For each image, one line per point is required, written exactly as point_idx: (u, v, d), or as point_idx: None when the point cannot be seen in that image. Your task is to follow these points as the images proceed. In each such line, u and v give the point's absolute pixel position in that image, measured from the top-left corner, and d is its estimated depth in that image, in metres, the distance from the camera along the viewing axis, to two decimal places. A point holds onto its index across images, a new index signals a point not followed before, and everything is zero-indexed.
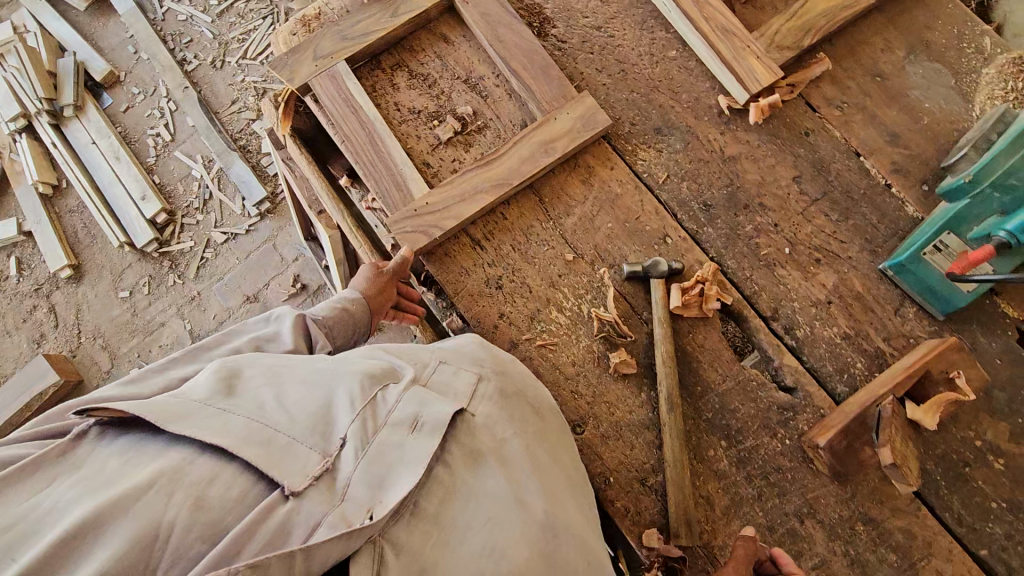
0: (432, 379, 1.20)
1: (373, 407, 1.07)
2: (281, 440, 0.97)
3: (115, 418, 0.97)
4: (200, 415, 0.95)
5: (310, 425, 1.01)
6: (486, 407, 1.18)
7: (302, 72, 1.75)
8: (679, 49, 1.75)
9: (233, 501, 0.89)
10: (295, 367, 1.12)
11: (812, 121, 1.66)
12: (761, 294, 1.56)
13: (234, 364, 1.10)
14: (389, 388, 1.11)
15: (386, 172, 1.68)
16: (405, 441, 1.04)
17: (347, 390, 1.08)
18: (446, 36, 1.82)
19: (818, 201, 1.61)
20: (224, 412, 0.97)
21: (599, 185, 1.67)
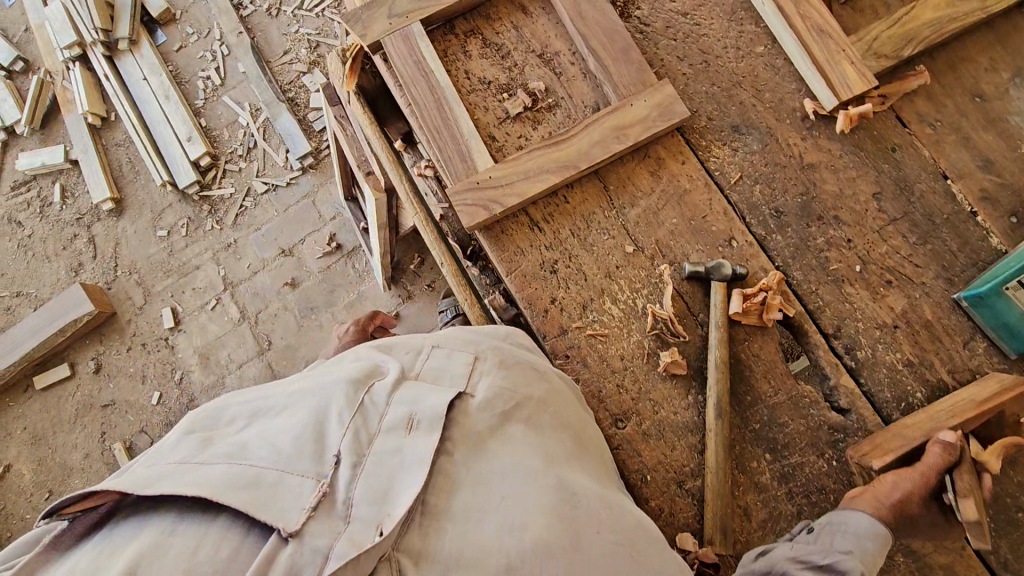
0: (423, 370, 1.19)
1: (363, 417, 1.04)
2: (270, 476, 0.93)
3: (84, 523, 0.90)
4: (176, 473, 0.92)
5: (299, 453, 0.98)
6: (484, 383, 1.17)
7: (375, 29, 1.69)
8: (768, 46, 1.66)
9: (228, 558, 0.84)
10: (273, 399, 1.10)
11: (900, 137, 1.58)
12: (825, 310, 1.53)
13: (208, 417, 1.07)
14: (374, 391, 1.09)
15: (449, 140, 1.62)
16: (403, 443, 1.02)
17: (334, 402, 1.05)
18: (525, 6, 1.75)
19: (897, 221, 1.55)
20: (201, 464, 0.94)
21: (668, 179, 1.61)
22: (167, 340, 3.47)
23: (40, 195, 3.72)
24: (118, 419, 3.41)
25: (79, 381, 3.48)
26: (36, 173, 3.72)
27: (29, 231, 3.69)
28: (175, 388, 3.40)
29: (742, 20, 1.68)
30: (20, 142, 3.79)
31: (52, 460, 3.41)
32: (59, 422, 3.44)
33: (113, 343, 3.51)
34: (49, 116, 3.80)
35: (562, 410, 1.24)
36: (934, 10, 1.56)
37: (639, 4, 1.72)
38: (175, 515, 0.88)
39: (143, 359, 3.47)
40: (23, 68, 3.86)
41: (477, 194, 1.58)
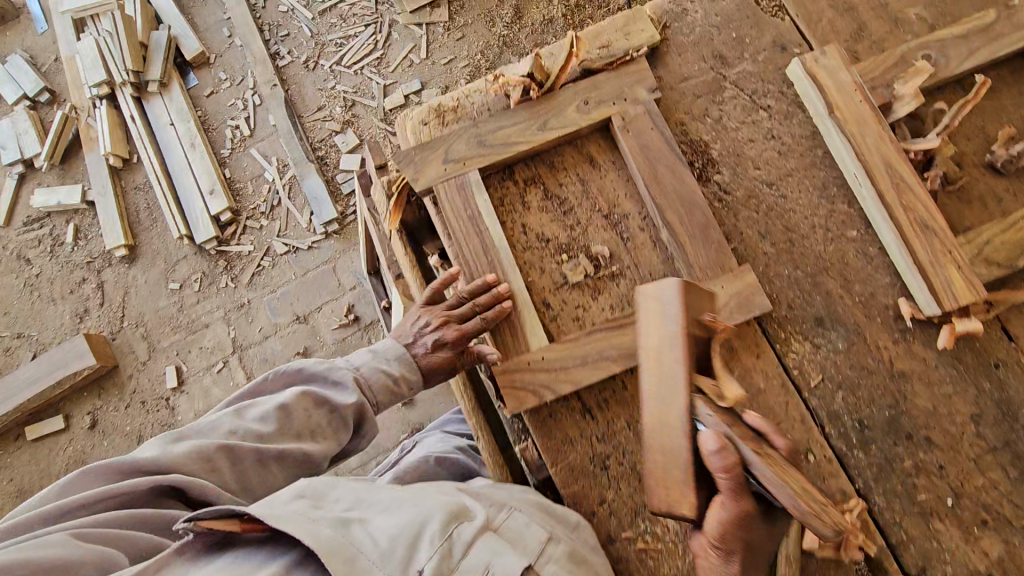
0: (503, 524, 1.34)
1: (451, 545, 1.22)
2: (365, 564, 1.16)
3: (214, 538, 1.21)
4: (298, 524, 1.17)
5: (393, 552, 1.19)
6: (551, 570, 1.27)
7: (428, 173, 1.55)
8: (860, 230, 1.51)
9: None
10: (376, 493, 1.33)
11: (1006, 352, 1.41)
12: (909, 546, 1.35)
13: (321, 486, 1.31)
14: (466, 526, 1.27)
15: (500, 311, 1.48)
16: None
17: (433, 521, 1.24)
18: (594, 156, 1.60)
19: (997, 450, 1.38)
20: (317, 523, 1.19)
21: (740, 374, 1.44)
22: (167, 400, 3.31)
23: (52, 233, 3.59)
24: None
25: (72, 435, 3.32)
26: (51, 210, 3.59)
27: (37, 270, 3.56)
28: None
29: (832, 197, 1.53)
30: (38, 176, 3.67)
31: None
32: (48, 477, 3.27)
33: (111, 398, 3.35)
34: (70, 151, 3.68)
35: None
36: None
37: (718, 167, 1.57)
38: (292, 560, 1.17)
39: (140, 418, 3.30)
40: (48, 99, 3.75)
41: (527, 376, 1.43)
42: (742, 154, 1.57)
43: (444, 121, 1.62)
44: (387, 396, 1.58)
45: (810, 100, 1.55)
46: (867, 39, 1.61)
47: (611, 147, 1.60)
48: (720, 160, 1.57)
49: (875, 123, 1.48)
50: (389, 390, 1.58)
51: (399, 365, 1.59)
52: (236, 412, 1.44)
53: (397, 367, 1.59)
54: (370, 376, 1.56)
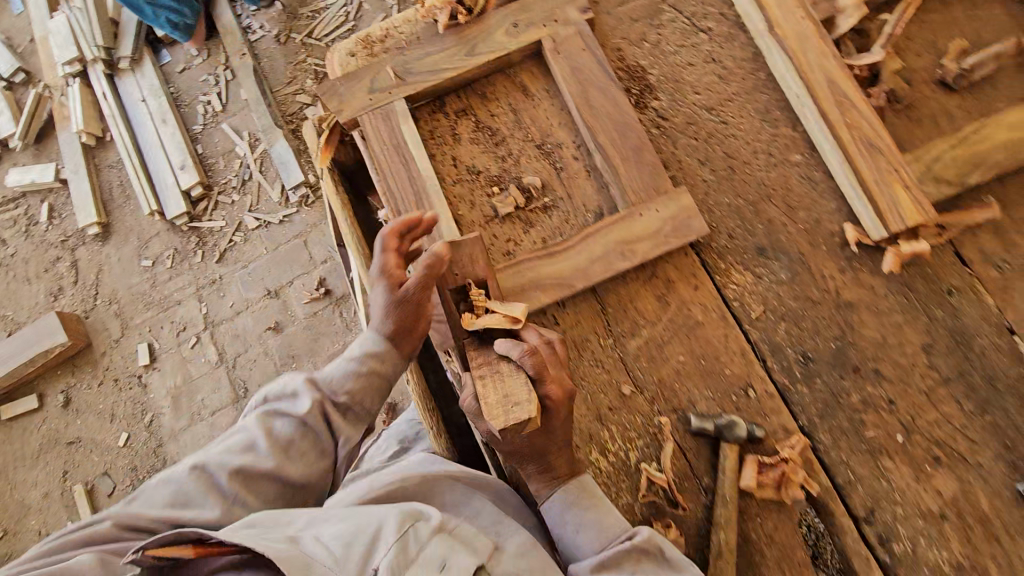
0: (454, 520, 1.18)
1: (405, 543, 1.08)
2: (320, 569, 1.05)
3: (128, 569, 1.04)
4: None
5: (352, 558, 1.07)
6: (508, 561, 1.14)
7: (353, 104, 1.49)
8: (805, 153, 1.42)
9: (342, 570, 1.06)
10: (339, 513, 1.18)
11: (959, 278, 1.32)
12: (857, 485, 1.25)
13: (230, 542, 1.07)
14: (421, 524, 1.13)
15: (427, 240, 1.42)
16: None
17: (387, 522, 1.12)
18: (527, 85, 1.53)
19: (951, 382, 1.28)
20: (269, 542, 1.08)
21: (676, 307, 1.37)
22: (139, 378, 3.29)
23: (28, 212, 3.59)
24: (81, 457, 3.23)
25: (46, 414, 3.31)
26: (26, 189, 3.59)
27: (13, 250, 3.57)
28: (143, 430, 3.21)
29: (776, 121, 1.44)
30: (13, 156, 3.67)
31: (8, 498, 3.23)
32: (21, 455, 3.27)
33: (84, 376, 3.33)
34: (45, 131, 3.69)
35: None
36: (1008, 131, 1.32)
37: (657, 93, 1.49)
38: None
39: (113, 396, 3.29)
40: (24, 79, 3.74)
41: None
42: (682, 79, 1.49)
43: (372, 52, 1.56)
44: (377, 393, 1.36)
45: (752, 21, 1.46)
46: None
47: (545, 75, 1.52)
48: (658, 86, 1.49)
49: (819, 38, 1.40)
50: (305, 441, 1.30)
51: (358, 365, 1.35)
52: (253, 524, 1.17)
53: (382, 345, 1.36)
54: (349, 380, 1.34)
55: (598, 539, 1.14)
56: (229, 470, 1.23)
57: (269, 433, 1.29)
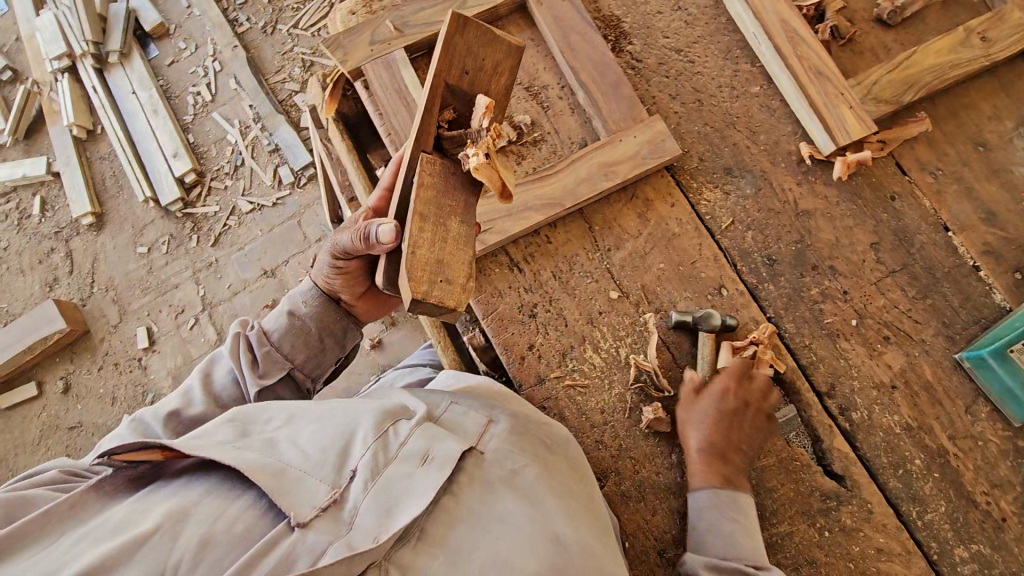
0: (443, 417, 1.27)
1: (385, 441, 1.13)
2: (292, 473, 1.06)
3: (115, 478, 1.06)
4: (292, 475, 1.06)
5: (325, 459, 1.10)
6: (492, 444, 1.21)
7: (356, 55, 1.64)
8: (763, 86, 1.61)
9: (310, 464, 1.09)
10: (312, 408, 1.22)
11: (898, 185, 1.51)
12: (819, 365, 1.43)
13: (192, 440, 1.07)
14: (400, 423, 1.18)
15: None
16: (415, 471, 1.09)
17: (363, 424, 1.15)
18: (514, 36, 1.69)
19: (896, 273, 1.47)
20: (242, 449, 1.08)
21: (656, 222, 1.53)
22: (139, 361, 3.35)
23: (19, 206, 3.64)
24: (83, 442, 3.28)
25: (45, 401, 3.35)
26: (17, 183, 3.64)
27: (5, 243, 3.60)
28: None
29: (736, 58, 1.63)
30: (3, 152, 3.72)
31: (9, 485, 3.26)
32: (22, 443, 3.31)
33: (83, 362, 3.39)
34: (35, 126, 3.74)
35: (569, 466, 1.28)
36: (934, 56, 1.52)
37: (631, 39, 1.67)
38: (214, 482, 1.05)
39: (113, 379, 3.34)
40: (11, 77, 3.79)
41: None
42: (652, 26, 1.67)
43: (372, 10, 1.71)
44: (304, 339, 1.47)
45: None
46: None
47: (530, 26, 1.69)
48: (631, 33, 1.67)
49: None
50: (272, 350, 1.43)
51: (316, 308, 1.48)
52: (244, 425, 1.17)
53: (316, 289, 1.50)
54: (279, 334, 1.45)
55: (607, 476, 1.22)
56: (198, 377, 1.41)
57: (207, 383, 1.39)
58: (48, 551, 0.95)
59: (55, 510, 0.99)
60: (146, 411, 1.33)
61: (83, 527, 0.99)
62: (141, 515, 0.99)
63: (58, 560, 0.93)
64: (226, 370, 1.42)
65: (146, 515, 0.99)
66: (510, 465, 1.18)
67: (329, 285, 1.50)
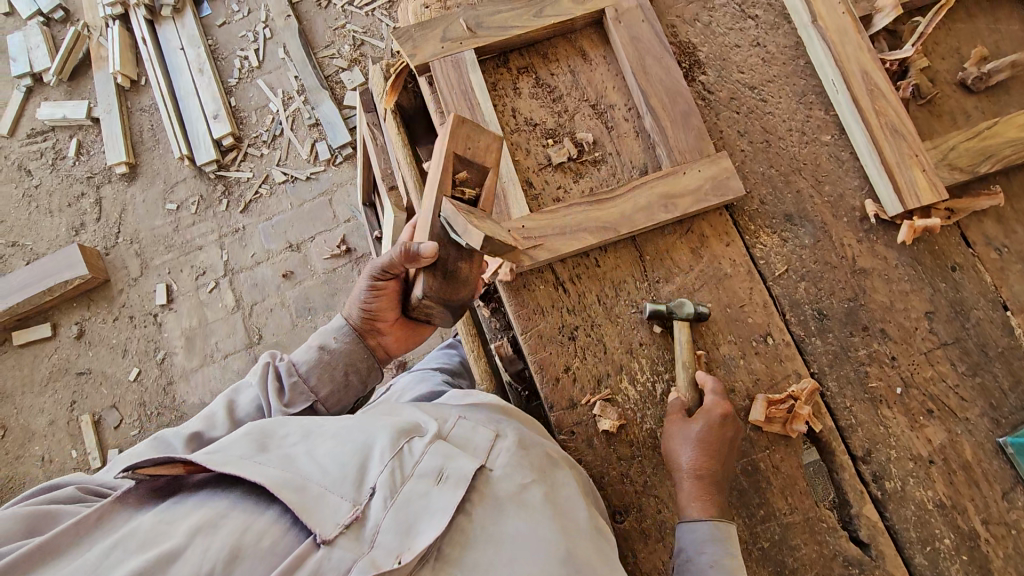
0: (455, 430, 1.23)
1: (402, 457, 1.10)
2: (314, 489, 1.03)
3: (141, 487, 1.03)
4: (312, 490, 1.02)
5: (345, 474, 1.06)
6: (507, 458, 1.18)
7: (426, 50, 1.60)
8: (835, 135, 1.57)
9: (330, 479, 1.05)
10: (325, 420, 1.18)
11: (962, 256, 1.48)
12: (856, 429, 1.40)
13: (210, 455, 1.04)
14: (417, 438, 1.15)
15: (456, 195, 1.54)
16: (432, 489, 1.07)
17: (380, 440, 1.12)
18: (586, 50, 1.65)
19: (948, 346, 1.43)
20: (261, 463, 1.04)
21: (708, 260, 1.50)
22: (155, 316, 3.36)
23: (55, 146, 3.64)
24: (92, 389, 3.30)
25: (59, 344, 3.37)
26: (55, 124, 3.63)
27: (37, 182, 3.61)
28: (155, 367, 3.29)
29: (811, 103, 1.59)
30: (45, 91, 3.71)
31: (13, 421, 3.28)
32: (32, 382, 3.33)
33: (99, 310, 3.40)
34: (80, 69, 3.73)
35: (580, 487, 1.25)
36: (1017, 130, 1.47)
37: (705, 69, 1.63)
38: (245, 498, 1.01)
39: (127, 331, 3.35)
40: (62, 17, 3.77)
41: None
42: (729, 59, 1.63)
43: (445, 6, 1.67)
44: (331, 374, 1.45)
45: (796, 11, 1.60)
46: None
47: (604, 43, 1.66)
48: (707, 62, 1.63)
49: (856, 33, 1.54)
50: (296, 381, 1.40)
51: (348, 344, 1.48)
52: (260, 434, 1.13)
53: (346, 327, 1.49)
54: (307, 367, 1.44)
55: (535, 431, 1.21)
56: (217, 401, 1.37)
57: (231, 411, 1.35)
58: (68, 565, 0.91)
59: (83, 522, 0.96)
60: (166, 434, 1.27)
61: (110, 536, 0.95)
62: (168, 527, 0.95)
63: (87, 573, 0.89)
64: (251, 399, 1.39)
65: (172, 528, 0.94)
66: (525, 482, 1.14)
67: (364, 314, 1.48)
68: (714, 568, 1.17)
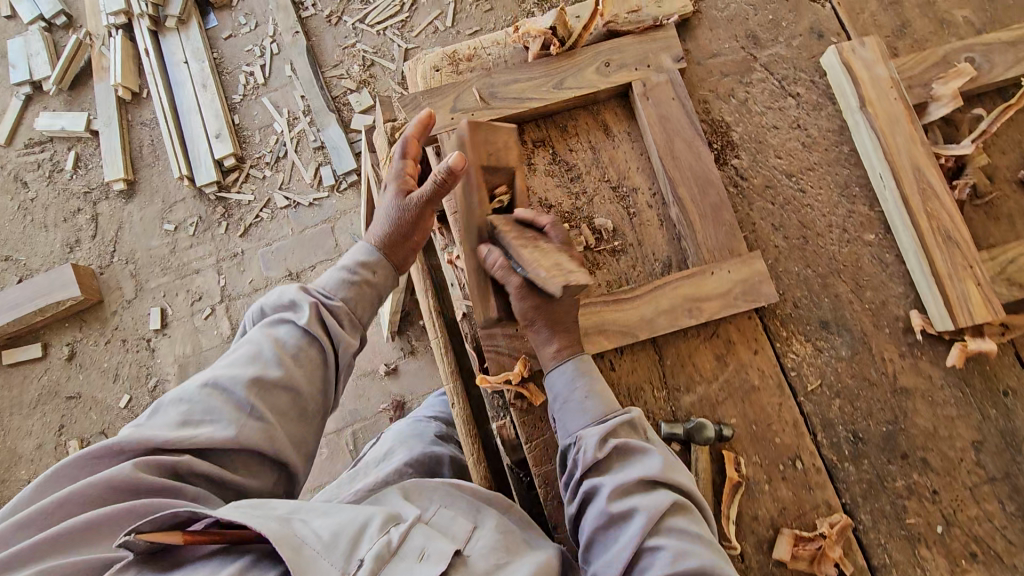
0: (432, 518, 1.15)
1: (397, 536, 1.03)
2: (308, 552, 0.95)
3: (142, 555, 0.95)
4: (306, 556, 0.94)
5: (339, 544, 0.99)
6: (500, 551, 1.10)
7: (434, 120, 1.47)
8: (878, 234, 1.43)
9: (322, 543, 0.98)
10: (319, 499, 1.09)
11: (1015, 379, 1.34)
12: (891, 571, 1.26)
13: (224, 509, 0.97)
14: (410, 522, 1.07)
15: None
16: (417, 568, 0.99)
17: (377, 516, 1.05)
18: (609, 125, 1.52)
19: (995, 482, 1.30)
20: (263, 517, 0.97)
21: (734, 369, 1.37)
22: (148, 341, 3.25)
23: (52, 158, 3.52)
24: (80, 414, 3.20)
25: (49, 364, 3.27)
26: (54, 135, 3.52)
27: (33, 194, 3.49)
28: (146, 395, 3.18)
29: (854, 196, 1.45)
30: (45, 100, 3.60)
31: None
32: (20, 403, 3.23)
33: (92, 332, 3.29)
34: (81, 78, 3.61)
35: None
36: None
37: (738, 151, 1.49)
38: (246, 564, 0.96)
39: (119, 355, 3.25)
40: (64, 23, 3.64)
41: None
42: (765, 141, 1.49)
43: (457, 69, 1.54)
44: (368, 302, 1.38)
45: (844, 93, 1.46)
46: (910, 36, 1.52)
47: (628, 117, 1.52)
48: (740, 144, 1.49)
49: (909, 123, 1.40)
50: (315, 361, 1.28)
51: (376, 263, 1.40)
52: (259, 502, 1.03)
53: (377, 258, 1.40)
54: (342, 292, 1.35)
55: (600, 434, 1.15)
56: (258, 336, 1.27)
57: (278, 345, 1.25)
58: None
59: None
60: (202, 394, 1.15)
61: None
62: None
63: None
64: (291, 327, 1.28)
65: None
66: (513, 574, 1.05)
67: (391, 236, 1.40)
68: (594, 403, 1.20)
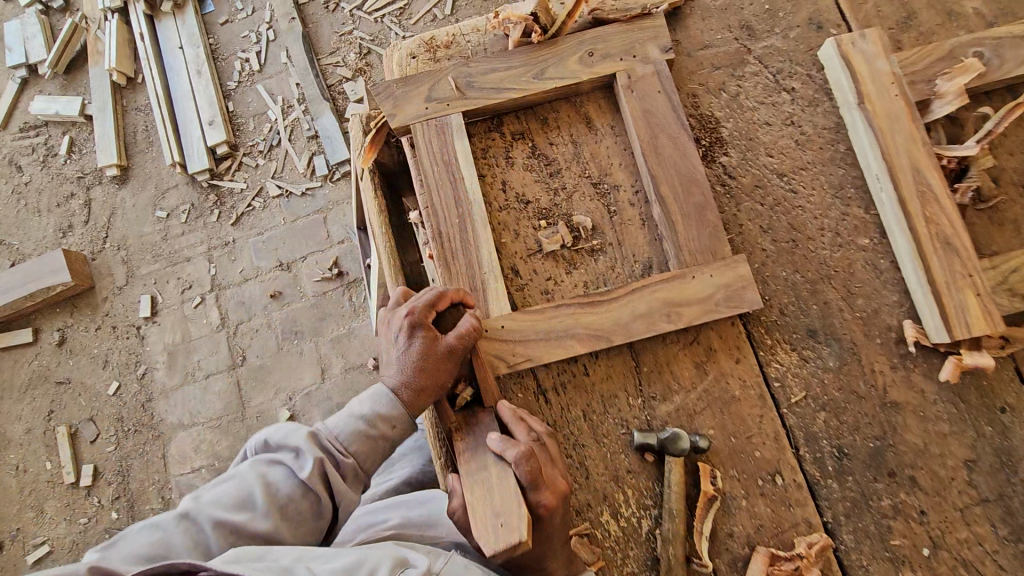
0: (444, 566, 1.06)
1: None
2: None
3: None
4: None
5: None
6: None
7: (408, 110, 1.41)
8: (873, 239, 1.35)
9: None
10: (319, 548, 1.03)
11: (1014, 396, 1.26)
12: None
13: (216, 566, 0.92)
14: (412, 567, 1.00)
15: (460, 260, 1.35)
16: None
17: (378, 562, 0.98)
18: (592, 118, 1.45)
19: (988, 503, 1.22)
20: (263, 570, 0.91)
21: (715, 378, 1.30)
22: (138, 328, 3.23)
23: (47, 142, 3.50)
24: (70, 400, 3.19)
25: (39, 349, 3.26)
26: (48, 119, 3.49)
27: (27, 178, 3.47)
28: (134, 382, 3.16)
29: (848, 198, 1.37)
30: (41, 83, 3.57)
31: None
32: (11, 387, 3.23)
33: (82, 318, 3.28)
34: (77, 62, 3.58)
35: None
36: None
37: (727, 148, 1.41)
38: None
39: (108, 342, 3.23)
40: (62, 6, 3.61)
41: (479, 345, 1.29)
42: (756, 138, 1.41)
43: (434, 57, 1.47)
44: (377, 459, 1.19)
45: (841, 88, 1.38)
46: (914, 28, 1.43)
47: (613, 110, 1.45)
48: (729, 141, 1.41)
49: (909, 121, 1.31)
50: (432, 275, 1.28)
51: (387, 412, 1.18)
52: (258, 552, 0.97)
53: (396, 407, 1.18)
54: (349, 442, 1.15)
55: (493, 491, 1.06)
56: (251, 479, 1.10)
57: (268, 488, 1.10)
58: None
59: None
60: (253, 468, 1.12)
61: None
62: None
63: None
64: (290, 481, 1.11)
65: None
66: None
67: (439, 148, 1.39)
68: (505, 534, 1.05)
